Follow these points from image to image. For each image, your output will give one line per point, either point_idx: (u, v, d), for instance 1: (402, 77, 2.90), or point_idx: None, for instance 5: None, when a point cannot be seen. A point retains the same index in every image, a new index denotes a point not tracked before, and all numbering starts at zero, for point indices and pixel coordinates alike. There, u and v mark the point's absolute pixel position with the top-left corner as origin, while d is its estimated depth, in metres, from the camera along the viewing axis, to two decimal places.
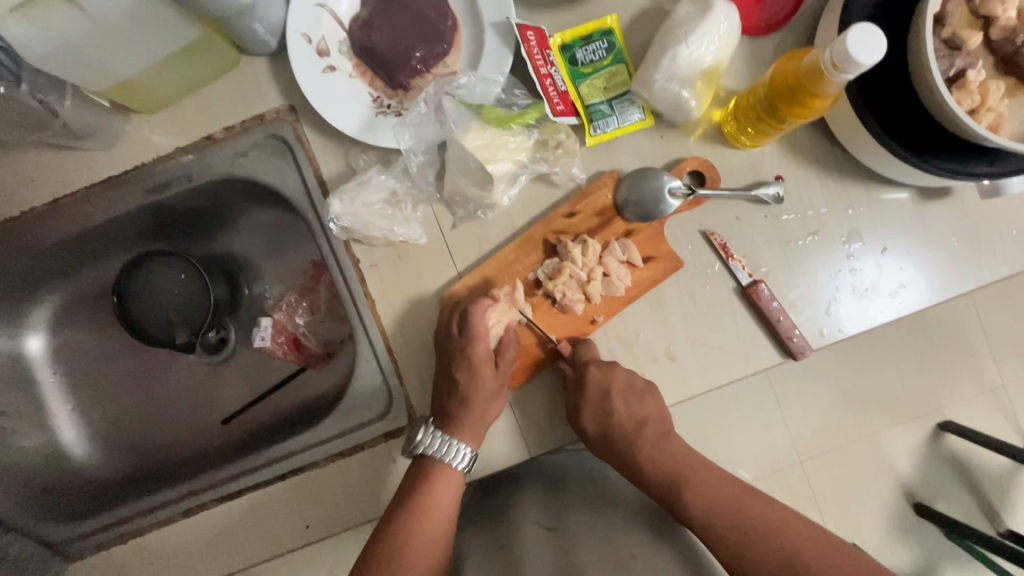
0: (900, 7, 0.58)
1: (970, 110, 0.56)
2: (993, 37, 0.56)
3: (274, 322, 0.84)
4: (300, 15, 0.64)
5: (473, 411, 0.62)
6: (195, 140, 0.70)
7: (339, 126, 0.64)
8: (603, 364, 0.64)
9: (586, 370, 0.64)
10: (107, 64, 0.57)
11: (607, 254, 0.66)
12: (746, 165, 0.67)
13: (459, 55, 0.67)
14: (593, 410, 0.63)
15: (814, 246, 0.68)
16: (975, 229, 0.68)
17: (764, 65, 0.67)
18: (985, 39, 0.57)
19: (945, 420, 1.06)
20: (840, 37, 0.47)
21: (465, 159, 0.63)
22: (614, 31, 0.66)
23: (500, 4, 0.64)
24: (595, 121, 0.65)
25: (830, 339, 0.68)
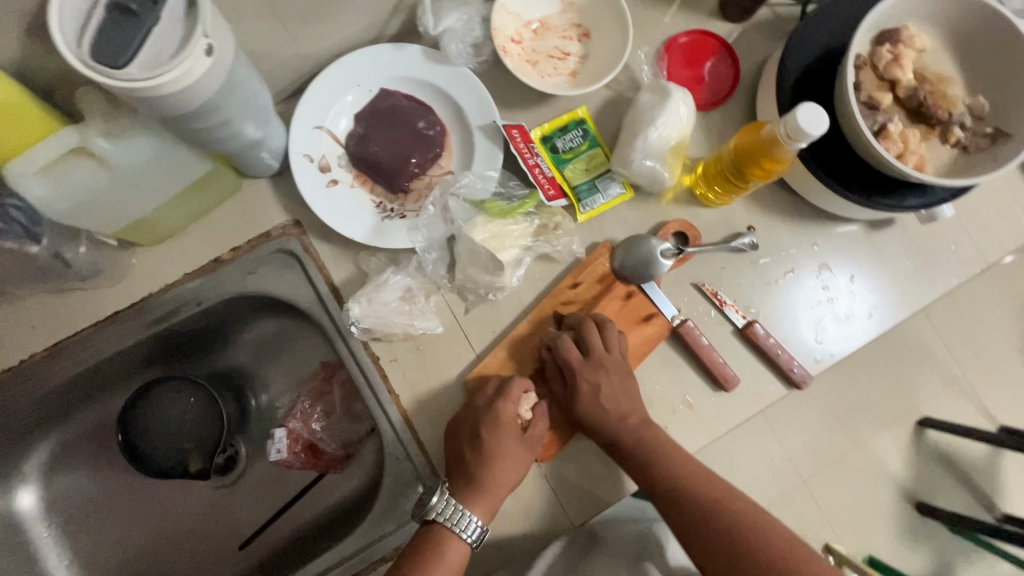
0: (819, 81, 0.69)
1: (899, 154, 0.66)
2: (901, 95, 0.68)
3: (289, 431, 0.81)
4: (301, 139, 0.69)
5: (493, 475, 0.62)
6: (202, 265, 0.71)
7: (350, 234, 0.68)
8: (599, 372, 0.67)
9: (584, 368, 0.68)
10: (123, 207, 0.59)
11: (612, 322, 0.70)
12: (720, 220, 0.75)
13: (451, 157, 0.73)
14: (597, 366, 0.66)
15: (793, 284, 0.75)
16: (921, 249, 0.78)
17: (719, 134, 0.76)
18: (894, 97, 0.69)
19: (924, 417, 1.17)
20: (790, 114, 0.56)
21: (473, 250, 0.67)
22: (585, 120, 0.74)
23: (484, 108, 0.71)
24: (583, 200, 0.72)
25: (823, 365, 0.75)
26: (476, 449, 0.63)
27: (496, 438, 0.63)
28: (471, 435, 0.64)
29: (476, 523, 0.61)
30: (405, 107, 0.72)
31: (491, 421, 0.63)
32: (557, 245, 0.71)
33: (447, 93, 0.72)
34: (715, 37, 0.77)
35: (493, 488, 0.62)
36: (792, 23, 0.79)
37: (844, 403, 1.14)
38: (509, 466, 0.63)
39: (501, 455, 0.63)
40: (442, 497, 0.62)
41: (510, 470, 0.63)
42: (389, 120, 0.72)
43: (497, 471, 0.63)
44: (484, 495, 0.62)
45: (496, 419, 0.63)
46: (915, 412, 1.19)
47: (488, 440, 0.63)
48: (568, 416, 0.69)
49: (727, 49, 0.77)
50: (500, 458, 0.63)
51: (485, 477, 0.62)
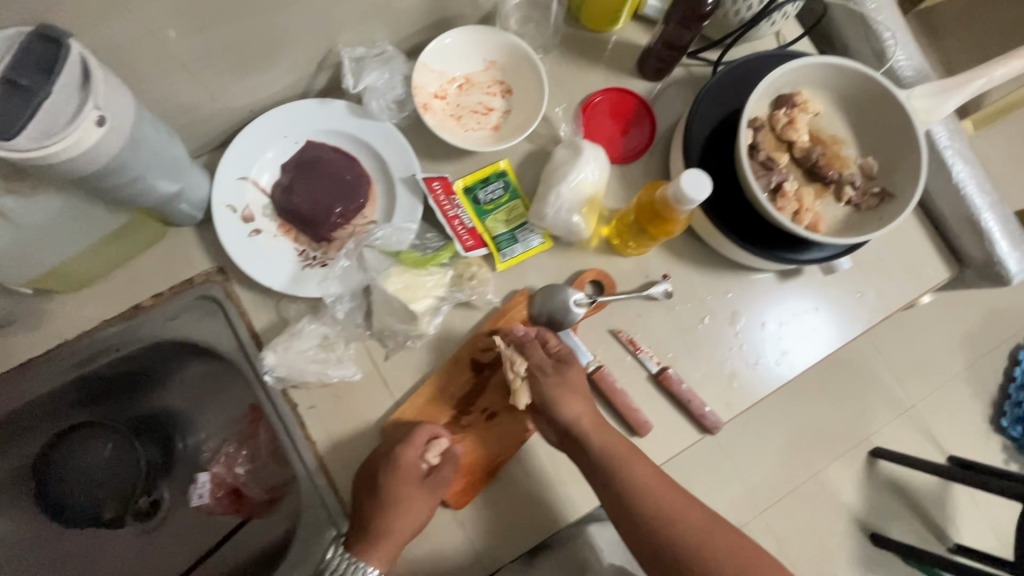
0: (722, 141, 0.74)
1: (794, 212, 0.70)
2: (797, 155, 0.72)
3: (212, 475, 0.82)
4: (224, 190, 0.71)
5: (391, 522, 0.65)
6: (123, 312, 0.72)
7: (268, 283, 0.69)
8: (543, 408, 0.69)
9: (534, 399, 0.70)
10: (36, 261, 0.61)
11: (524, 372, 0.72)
12: (636, 269, 0.78)
13: (375, 207, 0.75)
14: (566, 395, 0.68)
15: (706, 330, 0.78)
16: (830, 296, 0.81)
17: (636, 186, 0.80)
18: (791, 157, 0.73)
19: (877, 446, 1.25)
20: (678, 178, 0.59)
21: (389, 300, 0.68)
22: (507, 172, 0.77)
23: (406, 161, 0.74)
24: (503, 249, 0.75)
25: (736, 410, 0.77)
26: (377, 496, 0.66)
27: (396, 488, 0.66)
28: (375, 483, 0.67)
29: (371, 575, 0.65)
30: (330, 160, 0.75)
31: (392, 468, 0.66)
32: (475, 293, 0.73)
33: (371, 147, 0.74)
34: (633, 96, 0.82)
35: (391, 538, 0.65)
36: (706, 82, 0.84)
37: (806, 430, 1.24)
38: (408, 517, 0.66)
39: (397, 502, 0.65)
40: (337, 552, 0.66)
41: (411, 517, 0.66)
42: (314, 172, 0.74)
43: (398, 519, 0.66)
44: (381, 544, 0.65)
45: (395, 466, 0.66)
46: (868, 441, 1.26)
47: (386, 486, 0.66)
48: (482, 462, 0.71)
49: (638, 105, 0.82)
50: (403, 506, 0.66)
51: (384, 525, 0.65)
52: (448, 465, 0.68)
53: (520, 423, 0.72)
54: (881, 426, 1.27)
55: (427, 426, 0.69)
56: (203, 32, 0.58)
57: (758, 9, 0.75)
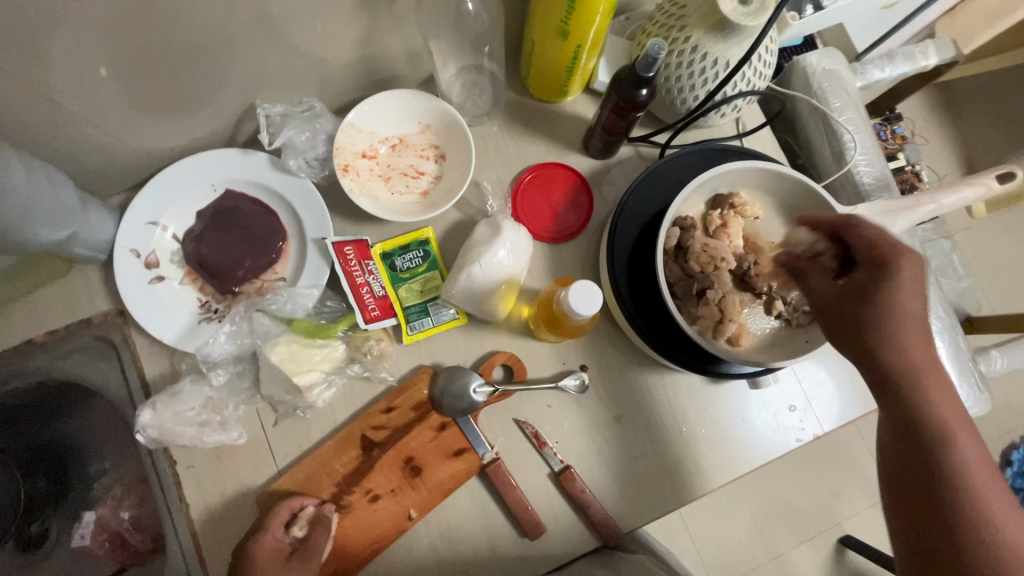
0: (650, 237, 0.70)
1: (714, 322, 0.66)
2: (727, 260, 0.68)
3: (98, 517, 0.79)
4: (129, 233, 0.69)
5: None
6: (13, 345, 0.70)
7: (157, 335, 0.67)
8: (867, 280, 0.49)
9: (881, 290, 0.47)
10: None
11: (412, 456, 0.69)
12: (553, 355, 0.74)
13: (287, 264, 0.73)
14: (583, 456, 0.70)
15: (620, 430, 0.74)
16: (758, 407, 0.77)
17: (564, 269, 0.76)
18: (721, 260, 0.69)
19: (845, 535, 1.22)
20: (569, 288, 0.55)
21: (273, 371, 0.65)
22: (430, 240, 0.75)
23: (320, 221, 0.71)
24: (412, 321, 0.72)
25: (643, 519, 0.72)
26: None
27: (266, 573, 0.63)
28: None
29: None
30: (246, 211, 0.73)
31: (249, 557, 0.64)
32: (374, 368, 0.70)
33: (288, 202, 0.72)
34: (574, 172, 0.78)
35: None
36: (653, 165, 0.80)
37: (776, 508, 1.21)
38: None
39: None
40: None
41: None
42: (227, 221, 0.73)
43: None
44: None
45: (251, 557, 0.64)
46: (837, 528, 1.23)
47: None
48: (357, 548, 0.67)
49: (575, 182, 0.78)
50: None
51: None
52: (318, 535, 0.65)
53: (405, 509, 0.68)
54: (852, 513, 1.24)
55: (288, 501, 0.66)
56: (99, 81, 0.57)
57: (714, 85, 0.69)
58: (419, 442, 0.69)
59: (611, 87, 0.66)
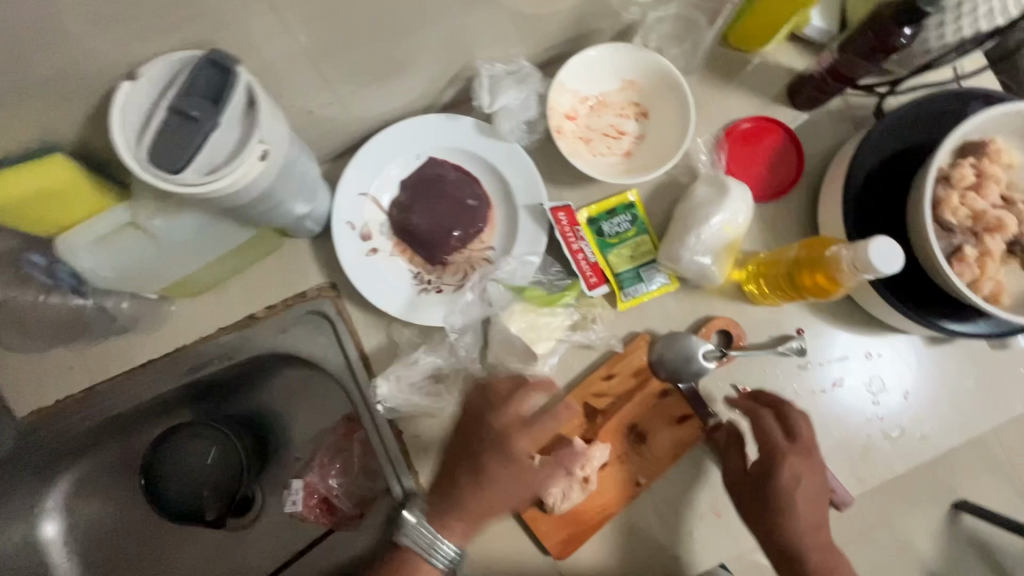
0: (884, 194, 0.66)
1: (972, 280, 0.61)
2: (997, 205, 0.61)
3: (306, 484, 0.81)
4: (343, 206, 0.68)
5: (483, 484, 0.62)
6: (238, 320, 0.71)
7: (384, 307, 0.67)
8: (800, 452, 0.61)
9: (782, 453, 0.61)
10: (172, 272, 0.61)
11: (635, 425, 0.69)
12: (768, 320, 0.72)
13: (494, 232, 0.71)
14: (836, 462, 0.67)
15: (839, 395, 0.71)
16: (987, 370, 0.72)
17: (774, 229, 0.73)
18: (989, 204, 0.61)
19: None
20: (862, 243, 0.52)
21: (510, 340, 0.66)
22: (635, 204, 0.72)
23: (532, 188, 0.69)
24: (626, 288, 0.70)
25: (869, 486, 0.70)
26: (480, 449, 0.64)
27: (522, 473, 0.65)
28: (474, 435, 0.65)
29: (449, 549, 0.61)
30: (450, 181, 0.71)
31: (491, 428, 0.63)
32: (594, 337, 0.69)
33: (495, 170, 0.70)
34: (781, 126, 0.74)
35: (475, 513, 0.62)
36: (865, 114, 0.75)
37: None
38: (545, 522, 0.66)
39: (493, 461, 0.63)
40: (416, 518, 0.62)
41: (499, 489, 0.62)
42: (434, 192, 0.70)
43: (529, 510, 0.66)
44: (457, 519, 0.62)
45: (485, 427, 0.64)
46: None
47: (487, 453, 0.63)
48: (591, 513, 0.67)
49: (789, 135, 0.73)
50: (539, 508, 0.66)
51: (519, 509, 0.66)
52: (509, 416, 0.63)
53: (633, 473, 0.68)
54: None
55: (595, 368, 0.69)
56: (350, 48, 0.54)
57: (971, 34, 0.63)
58: (655, 406, 0.69)
59: (863, 27, 0.61)
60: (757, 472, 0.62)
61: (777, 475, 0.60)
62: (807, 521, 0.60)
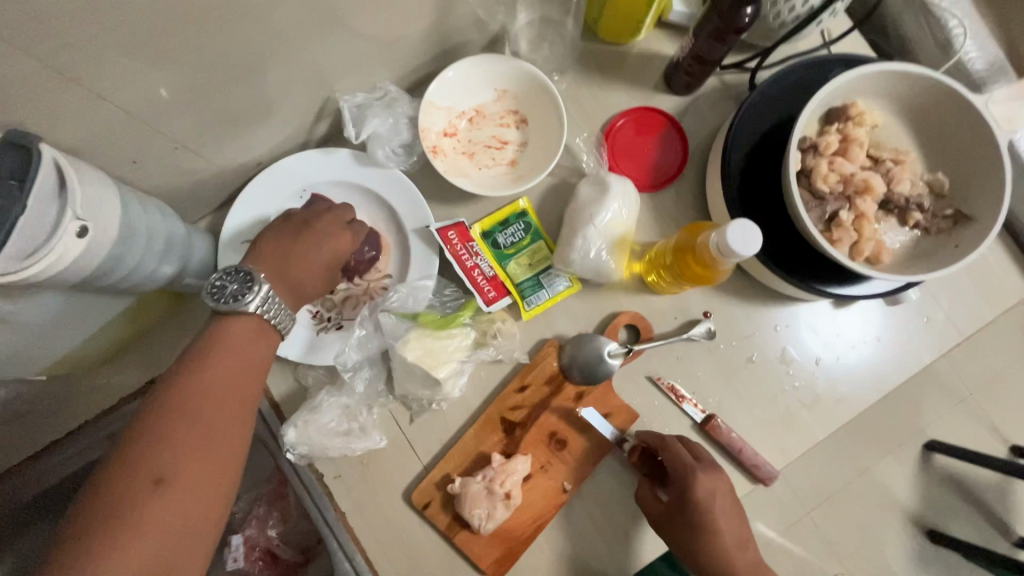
0: (763, 170, 0.67)
1: (853, 244, 0.62)
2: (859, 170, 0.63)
3: (245, 537, 0.80)
4: (228, 257, 0.67)
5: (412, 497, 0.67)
6: (142, 385, 0.71)
7: (283, 353, 0.65)
8: (707, 469, 0.64)
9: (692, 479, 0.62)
10: (46, 355, 0.58)
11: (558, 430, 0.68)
12: (675, 307, 0.72)
13: (389, 260, 0.70)
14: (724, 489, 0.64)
15: (753, 370, 0.72)
16: (893, 325, 0.74)
17: (669, 216, 0.73)
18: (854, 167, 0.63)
19: None
20: (724, 228, 0.52)
21: (409, 368, 0.64)
22: (527, 212, 0.72)
23: (418, 211, 0.69)
24: (527, 297, 0.69)
25: (792, 455, 0.71)
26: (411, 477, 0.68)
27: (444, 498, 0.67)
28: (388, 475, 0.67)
29: None
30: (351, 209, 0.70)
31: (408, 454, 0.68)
32: (497, 352, 0.67)
33: (380, 197, 0.70)
34: (661, 113, 0.74)
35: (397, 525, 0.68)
36: (743, 91, 0.75)
37: None
38: (478, 538, 0.66)
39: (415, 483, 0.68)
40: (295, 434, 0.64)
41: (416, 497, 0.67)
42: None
43: (456, 531, 0.66)
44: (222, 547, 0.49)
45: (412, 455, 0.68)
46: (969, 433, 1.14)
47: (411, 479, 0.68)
48: (522, 528, 0.67)
49: (669, 123, 0.74)
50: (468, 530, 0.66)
51: (445, 530, 0.67)
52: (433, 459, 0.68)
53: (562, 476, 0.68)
54: None
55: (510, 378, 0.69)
56: (190, 105, 0.53)
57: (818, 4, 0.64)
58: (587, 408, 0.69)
59: (711, 10, 0.61)
60: (672, 503, 0.63)
61: (693, 494, 0.62)
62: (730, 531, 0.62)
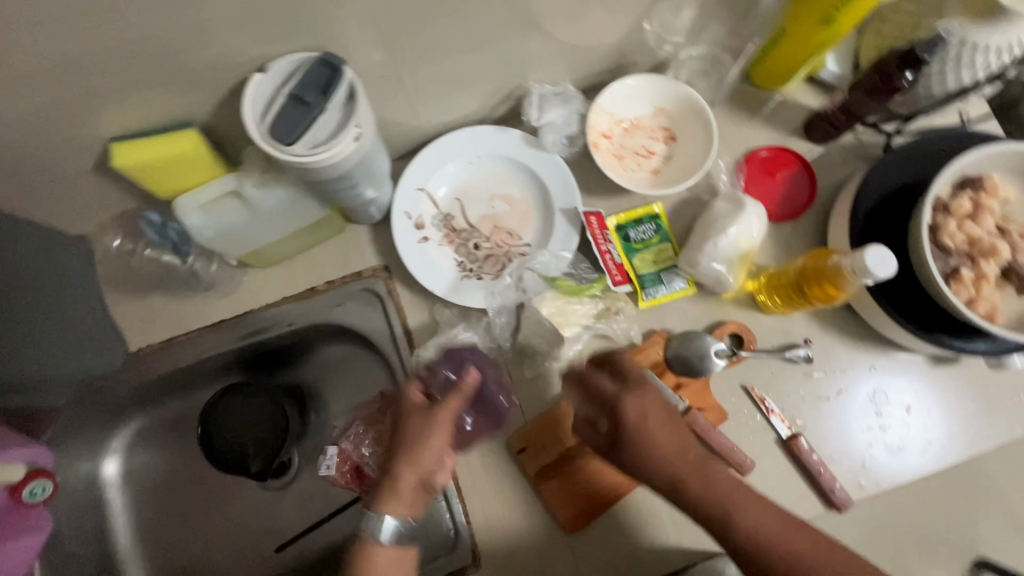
0: (890, 219, 0.73)
1: (969, 299, 0.67)
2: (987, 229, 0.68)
3: (340, 450, 0.88)
4: (403, 198, 0.78)
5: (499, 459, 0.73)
6: (300, 291, 0.81)
7: (432, 287, 0.76)
8: (634, 390, 0.63)
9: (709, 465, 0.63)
10: (254, 240, 0.71)
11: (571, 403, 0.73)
12: (778, 328, 0.78)
13: (531, 231, 0.80)
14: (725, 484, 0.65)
15: (844, 403, 0.76)
16: (989, 393, 0.76)
17: (787, 247, 0.80)
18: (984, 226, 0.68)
19: None
20: (861, 251, 0.59)
21: (540, 322, 0.75)
22: (660, 215, 0.80)
23: (569, 193, 0.79)
24: (647, 288, 0.77)
25: (868, 492, 0.74)
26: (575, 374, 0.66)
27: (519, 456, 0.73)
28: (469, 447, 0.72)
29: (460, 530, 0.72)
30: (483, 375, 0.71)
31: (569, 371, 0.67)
32: (616, 328, 0.76)
33: (536, 176, 0.80)
34: (796, 155, 0.82)
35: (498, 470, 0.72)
36: (876, 150, 0.82)
37: None
38: (553, 485, 0.72)
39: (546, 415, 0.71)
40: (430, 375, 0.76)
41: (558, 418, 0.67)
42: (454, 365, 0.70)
43: (538, 477, 0.72)
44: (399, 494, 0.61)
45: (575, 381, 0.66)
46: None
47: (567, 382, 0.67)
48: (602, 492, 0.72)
49: (802, 165, 0.81)
50: (549, 478, 0.72)
51: (526, 476, 0.73)
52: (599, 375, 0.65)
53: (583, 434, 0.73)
54: None
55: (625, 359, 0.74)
56: (426, 63, 0.65)
57: (970, 82, 0.71)
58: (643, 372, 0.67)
59: (871, 69, 0.70)
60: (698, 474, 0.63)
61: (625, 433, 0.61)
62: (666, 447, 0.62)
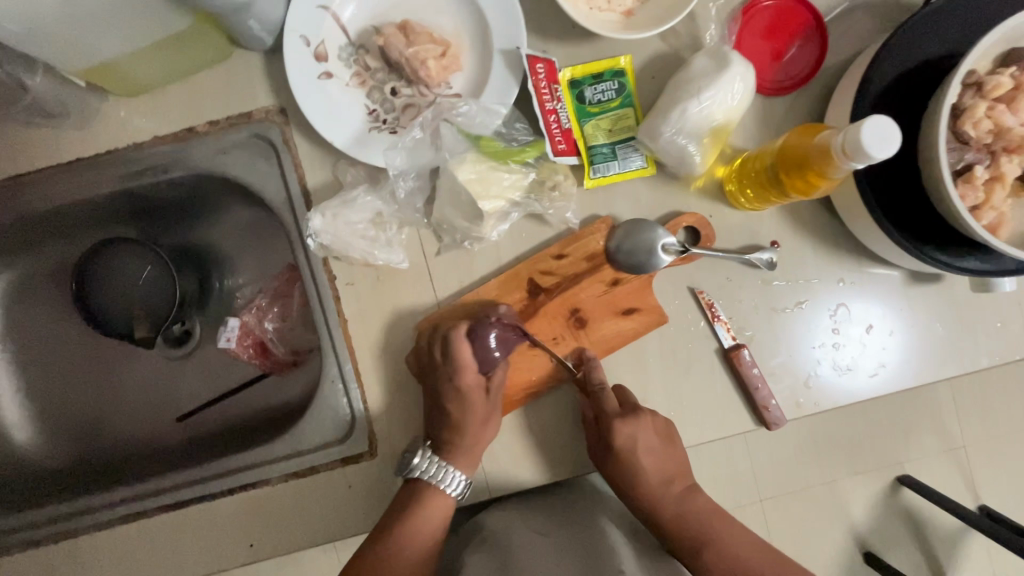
0: (910, 97, 0.58)
1: (973, 206, 0.55)
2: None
3: (242, 323, 0.81)
4: (300, 16, 0.61)
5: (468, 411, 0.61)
6: (176, 130, 0.65)
7: (329, 136, 0.61)
8: (629, 417, 0.61)
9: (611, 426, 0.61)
10: (88, 48, 0.54)
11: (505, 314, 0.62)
12: (743, 225, 0.66)
13: (462, 78, 0.64)
14: (632, 460, 0.61)
15: (798, 315, 0.67)
16: (962, 318, 0.68)
17: (774, 129, 0.65)
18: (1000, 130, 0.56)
19: None
20: (856, 124, 0.45)
21: (456, 190, 0.62)
22: (625, 72, 0.64)
23: (512, 32, 0.62)
24: (595, 164, 0.63)
25: (807, 411, 0.67)
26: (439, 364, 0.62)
27: (431, 387, 0.63)
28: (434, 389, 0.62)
29: (457, 476, 0.62)
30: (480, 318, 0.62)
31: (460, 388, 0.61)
32: (551, 208, 0.64)
33: (475, 5, 0.62)
34: (809, 8, 0.64)
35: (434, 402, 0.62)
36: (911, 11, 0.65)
37: None
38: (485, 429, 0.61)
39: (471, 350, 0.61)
40: (366, 251, 0.63)
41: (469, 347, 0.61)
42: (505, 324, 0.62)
43: (450, 408, 0.61)
44: (468, 454, 0.62)
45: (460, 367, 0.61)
46: None
47: (445, 395, 0.61)
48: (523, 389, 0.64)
49: (812, 23, 0.64)
50: (449, 415, 0.61)
51: (435, 414, 0.62)
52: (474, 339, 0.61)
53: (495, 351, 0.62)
54: None
55: (533, 264, 0.64)
56: None
57: None
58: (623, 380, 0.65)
59: None
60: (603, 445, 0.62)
61: (613, 449, 0.61)
62: (629, 452, 0.61)
